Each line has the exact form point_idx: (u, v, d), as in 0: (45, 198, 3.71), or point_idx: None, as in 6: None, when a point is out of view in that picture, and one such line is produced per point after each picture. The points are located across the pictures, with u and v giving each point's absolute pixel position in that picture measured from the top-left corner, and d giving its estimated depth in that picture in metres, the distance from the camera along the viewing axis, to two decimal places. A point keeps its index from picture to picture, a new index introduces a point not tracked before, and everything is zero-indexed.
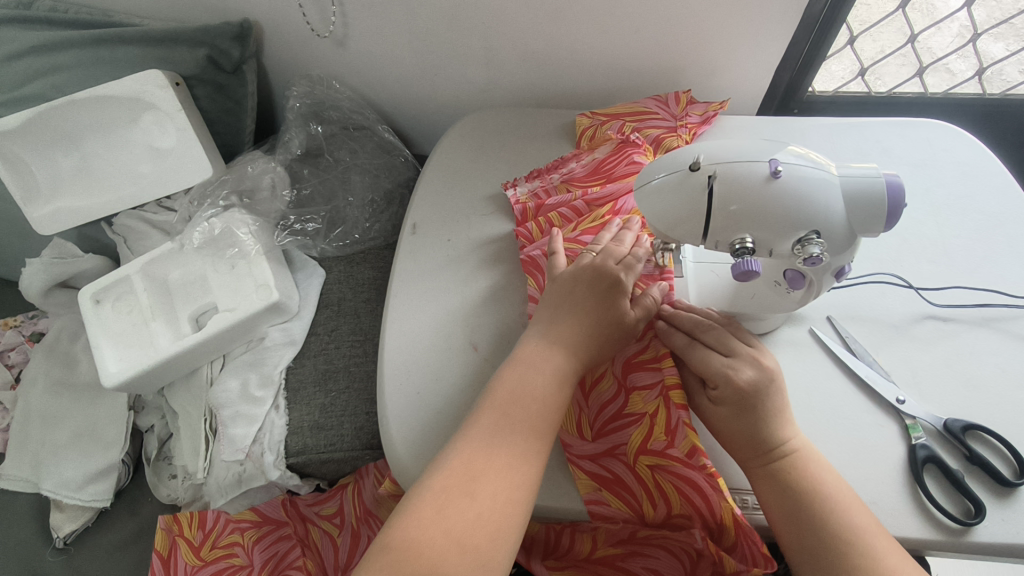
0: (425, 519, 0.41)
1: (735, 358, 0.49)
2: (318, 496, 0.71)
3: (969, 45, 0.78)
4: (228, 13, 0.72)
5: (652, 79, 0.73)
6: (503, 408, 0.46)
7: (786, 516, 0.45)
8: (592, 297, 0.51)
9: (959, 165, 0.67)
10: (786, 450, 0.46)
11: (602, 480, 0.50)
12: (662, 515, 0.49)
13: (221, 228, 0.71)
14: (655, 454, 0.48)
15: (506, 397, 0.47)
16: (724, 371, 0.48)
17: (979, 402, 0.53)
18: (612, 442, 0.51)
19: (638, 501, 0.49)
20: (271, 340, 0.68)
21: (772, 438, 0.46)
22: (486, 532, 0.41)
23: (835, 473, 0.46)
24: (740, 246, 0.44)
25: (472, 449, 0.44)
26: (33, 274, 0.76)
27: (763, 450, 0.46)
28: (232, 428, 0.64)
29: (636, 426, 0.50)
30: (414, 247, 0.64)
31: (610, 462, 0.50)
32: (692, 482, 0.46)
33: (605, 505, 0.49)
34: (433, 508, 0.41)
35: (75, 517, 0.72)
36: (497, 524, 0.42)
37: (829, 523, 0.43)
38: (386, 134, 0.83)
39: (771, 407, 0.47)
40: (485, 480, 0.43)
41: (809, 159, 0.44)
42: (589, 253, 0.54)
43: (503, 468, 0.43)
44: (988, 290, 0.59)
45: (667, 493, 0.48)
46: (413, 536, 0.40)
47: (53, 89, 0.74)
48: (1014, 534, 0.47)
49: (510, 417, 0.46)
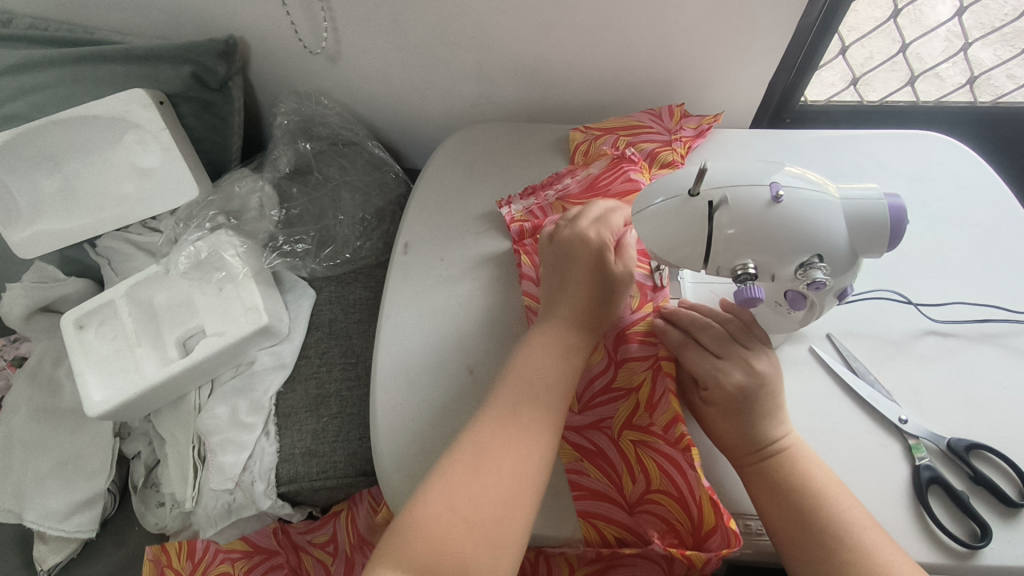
0: (438, 498, 0.41)
1: (726, 361, 0.47)
2: (310, 523, 0.67)
3: (960, 53, 0.78)
4: (214, 30, 0.70)
5: (645, 93, 0.72)
6: (518, 384, 0.45)
7: (776, 515, 0.44)
8: (596, 277, 0.48)
9: (954, 177, 0.67)
10: (777, 450, 0.45)
11: (584, 452, 0.50)
12: (638, 495, 0.48)
13: (208, 251, 0.69)
14: (639, 430, 0.48)
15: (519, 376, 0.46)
16: (714, 373, 0.47)
17: (981, 420, 0.52)
18: (598, 415, 0.51)
19: (619, 475, 0.49)
20: (261, 364, 0.67)
21: (763, 439, 0.46)
22: (499, 514, 0.40)
23: (830, 473, 0.45)
24: (742, 272, 0.43)
25: (486, 430, 0.44)
26: (14, 298, 0.74)
27: (753, 450, 0.46)
28: (222, 455, 0.62)
29: (624, 401, 0.50)
30: (407, 268, 0.63)
31: (596, 435, 0.51)
32: (673, 460, 0.46)
33: (585, 476, 0.50)
34: (474, 454, 0.43)
35: (59, 550, 0.70)
36: (508, 503, 0.41)
37: (818, 523, 0.42)
38: (376, 150, 0.81)
39: (763, 409, 0.46)
40: (498, 458, 0.42)
41: (807, 180, 0.43)
42: (564, 224, 0.52)
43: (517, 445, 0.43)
44: (988, 305, 0.58)
45: (648, 468, 0.47)
46: (459, 475, 0.42)
47: (33, 109, 0.72)
48: (1019, 556, 0.46)
49: (525, 394, 0.45)
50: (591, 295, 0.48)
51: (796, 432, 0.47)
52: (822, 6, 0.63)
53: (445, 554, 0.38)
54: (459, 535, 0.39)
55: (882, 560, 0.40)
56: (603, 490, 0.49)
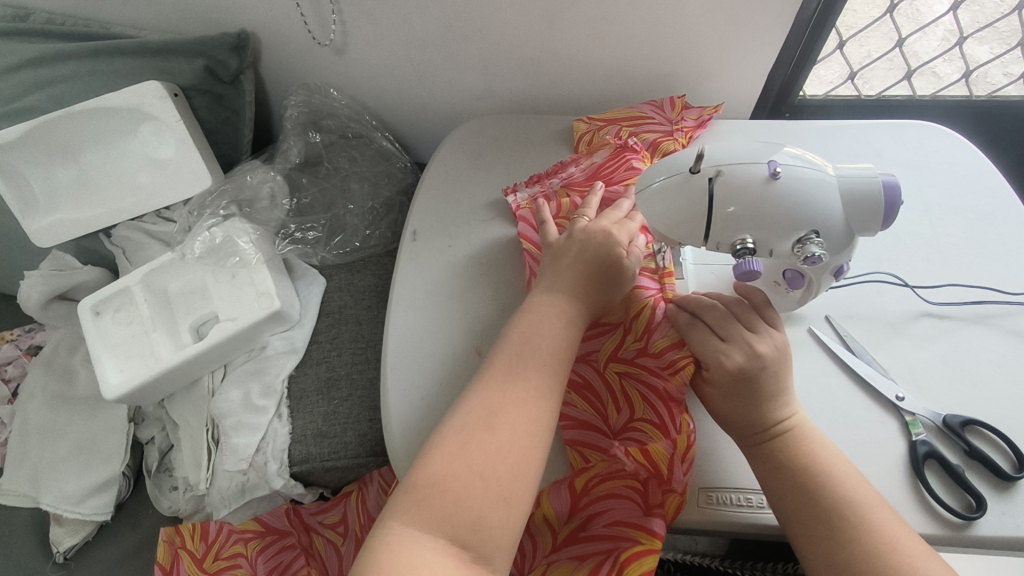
0: (447, 456, 0.41)
1: (728, 342, 0.48)
2: (321, 505, 0.71)
3: (955, 49, 0.80)
4: (227, 24, 0.72)
5: (647, 86, 0.74)
6: (517, 351, 0.46)
7: (780, 493, 0.45)
8: (605, 242, 0.51)
9: (949, 165, 0.68)
10: (780, 431, 0.47)
11: (572, 385, 0.54)
12: (621, 424, 0.52)
13: (222, 237, 0.71)
14: (624, 362, 0.52)
15: (520, 342, 0.47)
16: (715, 355, 0.48)
17: (977, 397, 0.54)
18: (586, 348, 0.55)
19: (604, 405, 0.53)
20: (273, 348, 0.68)
21: (766, 420, 0.47)
22: (508, 466, 0.41)
23: (834, 453, 0.46)
24: (741, 247, 0.45)
25: (490, 389, 0.45)
26: (31, 286, 0.76)
27: (757, 430, 0.47)
28: (235, 437, 0.64)
29: (611, 336, 0.54)
30: (415, 254, 0.65)
31: (582, 367, 0.54)
32: (656, 391, 0.50)
33: (572, 407, 0.53)
34: (484, 413, 0.43)
35: (75, 532, 0.72)
36: (516, 457, 0.41)
37: (821, 501, 0.43)
38: (384, 142, 0.83)
39: (766, 390, 0.47)
40: (503, 415, 0.43)
41: (805, 160, 0.45)
42: (582, 219, 0.55)
43: (521, 402, 0.44)
44: (983, 287, 0.59)
45: (632, 398, 0.51)
46: (484, 400, 0.44)
47: (51, 102, 0.74)
48: (1013, 526, 0.48)
49: (524, 358, 0.46)
50: (596, 255, 0.50)
51: (801, 412, 0.49)
52: (819, 3, 0.64)
53: (475, 464, 0.40)
54: (485, 449, 0.41)
55: (885, 535, 0.42)
56: (589, 420, 0.53)
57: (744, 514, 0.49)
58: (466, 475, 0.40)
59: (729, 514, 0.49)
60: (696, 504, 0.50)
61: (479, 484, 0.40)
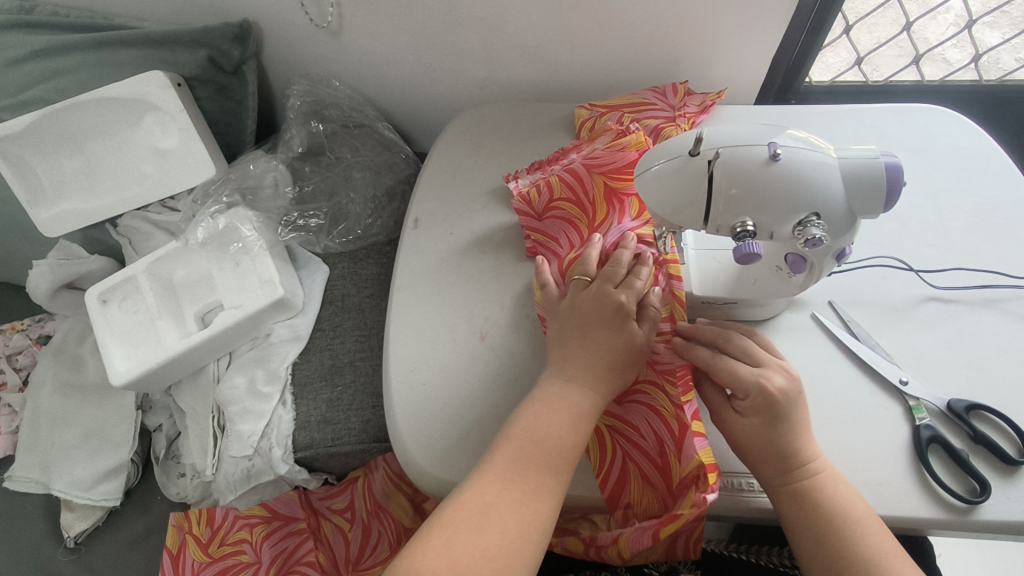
0: (439, 537, 0.41)
1: (764, 367, 0.48)
2: (329, 490, 0.73)
3: (965, 32, 0.79)
4: (227, 13, 0.72)
5: (649, 73, 0.74)
6: (524, 450, 0.45)
7: (806, 526, 0.44)
8: (626, 357, 0.48)
9: (957, 149, 0.67)
10: (812, 467, 0.46)
11: None
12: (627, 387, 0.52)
13: (225, 223, 0.72)
14: None
15: (525, 437, 0.45)
16: (755, 379, 0.47)
17: (981, 380, 0.53)
18: None
19: None
20: (277, 336, 0.69)
21: (801, 455, 0.46)
22: (492, 566, 0.40)
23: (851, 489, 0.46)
24: (741, 230, 0.44)
25: (487, 483, 0.43)
26: (39, 275, 0.77)
27: (789, 465, 0.46)
28: (240, 424, 0.64)
29: None
30: (416, 241, 0.65)
31: None
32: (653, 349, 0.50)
33: None
34: (477, 511, 0.42)
35: (85, 517, 0.73)
36: (501, 558, 0.40)
37: (853, 538, 0.43)
38: (386, 131, 0.83)
39: (798, 419, 0.46)
40: (495, 513, 0.42)
41: (808, 142, 0.44)
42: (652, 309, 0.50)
43: (514, 504, 0.42)
44: (989, 272, 0.59)
45: None
46: (480, 490, 0.43)
47: (55, 93, 0.75)
48: (1018, 511, 0.47)
49: (530, 458, 0.44)
50: (606, 297, 0.50)
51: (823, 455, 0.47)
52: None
53: (457, 562, 0.40)
54: (472, 548, 0.40)
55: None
56: None
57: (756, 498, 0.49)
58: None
59: (729, 497, 0.49)
60: None
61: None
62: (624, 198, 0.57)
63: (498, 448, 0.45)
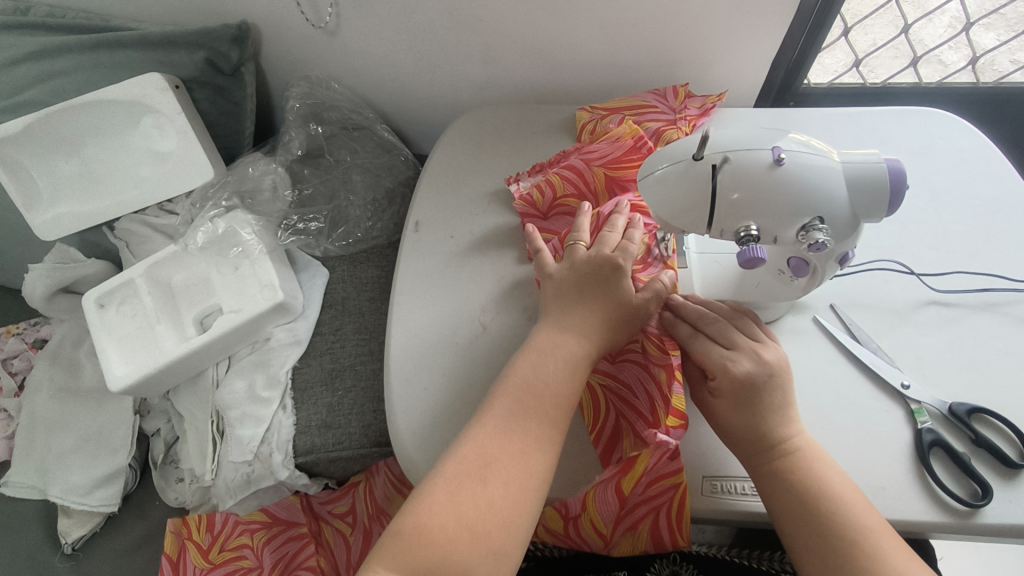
0: (443, 495, 0.40)
1: (734, 350, 0.48)
2: (330, 494, 0.73)
3: (962, 35, 0.79)
4: (226, 14, 0.72)
5: (649, 75, 0.74)
6: (522, 399, 0.44)
7: (783, 504, 0.44)
8: (621, 315, 0.48)
9: (957, 152, 0.68)
10: (788, 448, 0.45)
11: None
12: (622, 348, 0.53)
13: (224, 228, 0.71)
14: None
15: (520, 385, 0.45)
16: (722, 362, 0.47)
17: (982, 383, 0.53)
18: None
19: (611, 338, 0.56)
20: (277, 340, 0.68)
21: (774, 436, 0.45)
22: (499, 520, 0.40)
23: (835, 467, 0.45)
24: (745, 234, 0.44)
25: (486, 436, 0.43)
26: (35, 280, 0.76)
27: (762, 446, 0.45)
28: (240, 428, 0.64)
29: None
30: (417, 244, 0.65)
31: None
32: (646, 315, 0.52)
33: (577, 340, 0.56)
34: (478, 465, 0.42)
35: (82, 523, 0.72)
36: (509, 511, 0.41)
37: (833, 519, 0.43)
38: (385, 134, 0.82)
39: (772, 401, 0.46)
40: (497, 467, 0.42)
41: (810, 146, 0.44)
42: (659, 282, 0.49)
43: (516, 455, 0.42)
44: (989, 275, 0.59)
45: None
46: (480, 445, 0.43)
47: (52, 95, 0.74)
48: (1019, 514, 0.47)
49: (527, 407, 0.44)
50: (605, 260, 0.49)
51: (806, 434, 0.47)
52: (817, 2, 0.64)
53: (464, 518, 0.40)
54: (479, 503, 0.40)
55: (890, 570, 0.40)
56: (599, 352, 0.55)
57: (750, 502, 0.49)
58: (455, 529, 0.39)
59: (734, 502, 0.49)
60: (701, 493, 0.49)
61: (467, 538, 0.39)
62: (625, 185, 0.59)
63: (496, 399, 0.45)
